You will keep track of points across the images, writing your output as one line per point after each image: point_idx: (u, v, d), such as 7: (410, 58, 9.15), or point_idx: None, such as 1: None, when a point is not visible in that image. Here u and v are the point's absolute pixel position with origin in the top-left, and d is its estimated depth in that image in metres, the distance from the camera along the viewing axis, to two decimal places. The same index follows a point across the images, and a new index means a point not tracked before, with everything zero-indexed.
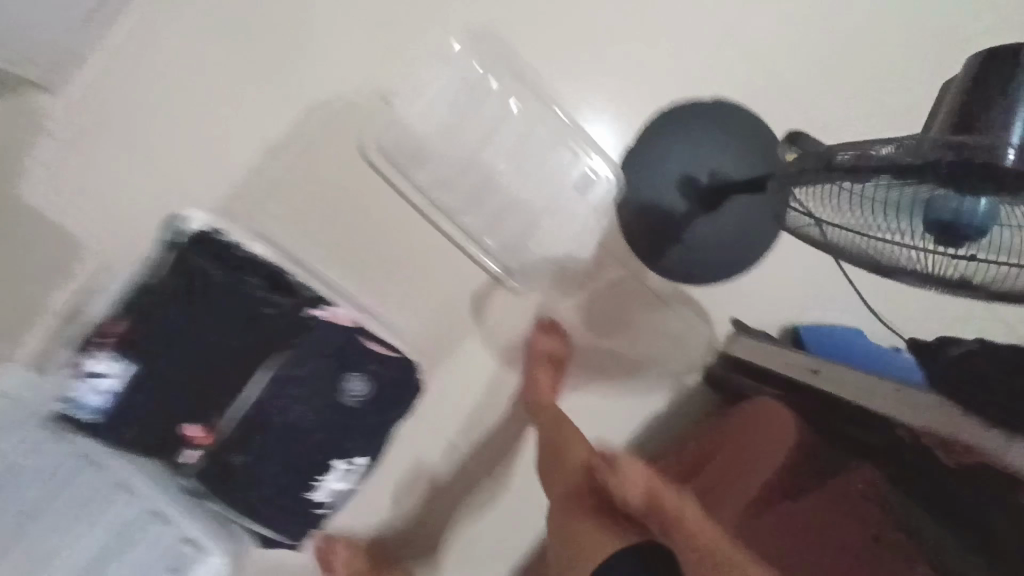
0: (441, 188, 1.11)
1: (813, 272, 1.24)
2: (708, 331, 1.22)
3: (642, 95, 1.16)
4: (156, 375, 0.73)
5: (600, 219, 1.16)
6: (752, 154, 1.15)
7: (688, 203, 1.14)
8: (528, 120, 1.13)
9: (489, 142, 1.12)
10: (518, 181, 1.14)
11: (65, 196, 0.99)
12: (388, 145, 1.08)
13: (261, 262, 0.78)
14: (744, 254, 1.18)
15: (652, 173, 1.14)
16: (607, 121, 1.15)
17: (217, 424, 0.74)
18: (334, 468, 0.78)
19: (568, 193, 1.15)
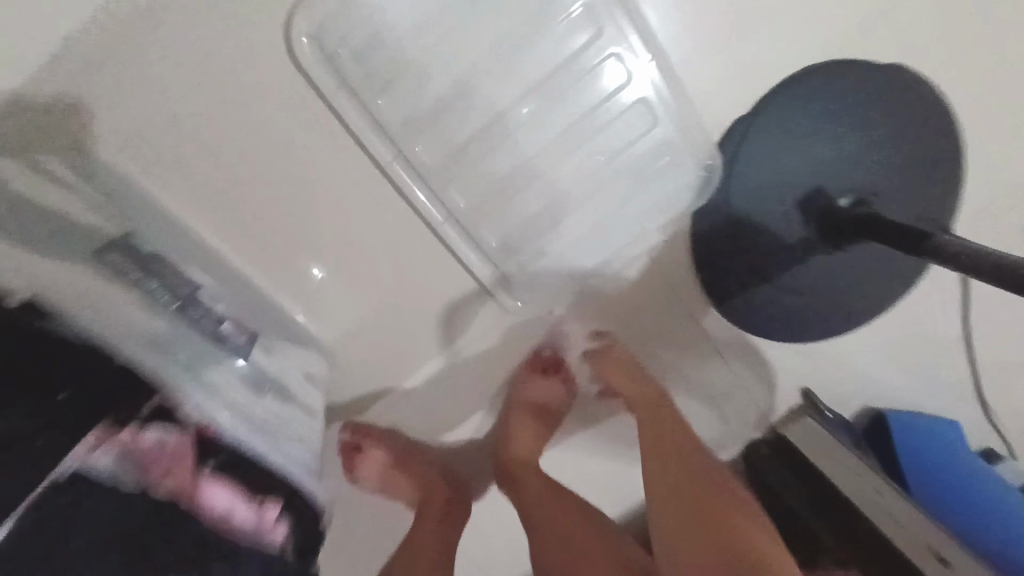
0: (412, 128, 0.65)
1: (938, 344, 0.85)
2: (765, 401, 0.86)
3: (793, 30, 0.65)
4: None
5: (663, 224, 0.72)
6: (915, 170, 0.73)
7: (800, 225, 0.74)
8: (587, 44, 0.64)
9: (512, 69, 0.64)
10: (544, 143, 0.68)
11: None
12: (323, 27, 0.60)
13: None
14: (848, 311, 0.81)
15: (757, 167, 0.73)
16: (712, 71, 0.67)
17: None
18: None
19: (624, 177, 0.70)
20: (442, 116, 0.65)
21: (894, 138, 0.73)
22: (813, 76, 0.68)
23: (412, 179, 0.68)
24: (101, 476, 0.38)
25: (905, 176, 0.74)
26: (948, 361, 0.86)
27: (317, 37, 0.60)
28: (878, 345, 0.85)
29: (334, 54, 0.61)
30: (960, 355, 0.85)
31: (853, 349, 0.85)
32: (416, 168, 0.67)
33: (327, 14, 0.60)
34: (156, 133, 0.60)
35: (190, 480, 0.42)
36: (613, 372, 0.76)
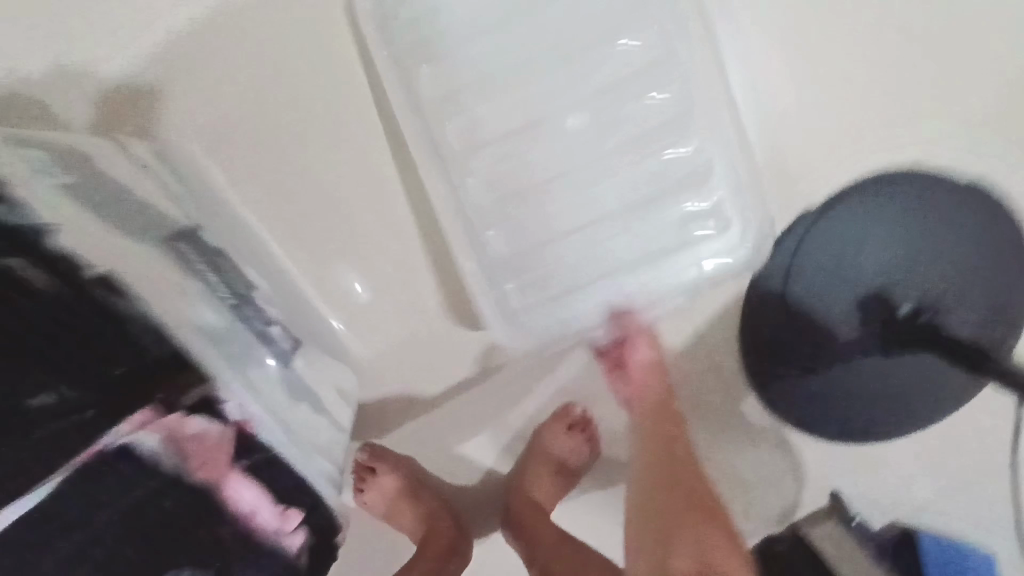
0: (480, 158, 0.67)
1: (983, 469, 0.80)
2: (790, 498, 0.82)
3: (865, 131, 0.67)
4: None
5: (694, 303, 0.73)
6: (977, 283, 0.72)
7: (858, 326, 0.74)
8: (667, 116, 0.65)
9: (588, 127, 0.67)
10: (603, 202, 0.69)
11: None
12: (409, 49, 0.64)
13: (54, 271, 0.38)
14: (890, 421, 0.79)
15: (824, 260, 0.72)
16: (789, 155, 0.67)
17: None
18: None
19: (674, 247, 0.69)
20: (509, 154, 0.67)
21: (966, 252, 0.72)
22: (879, 175, 0.69)
23: (470, 214, 0.67)
24: (145, 453, 0.40)
25: (973, 293, 0.72)
26: (991, 489, 0.81)
27: (400, 57, 0.63)
28: (921, 457, 0.80)
29: (414, 74, 0.64)
30: (1004, 480, 0.81)
31: (890, 460, 0.81)
32: (477, 201, 0.68)
33: (416, 38, 0.64)
34: (242, 136, 0.63)
35: (222, 475, 0.44)
36: (636, 377, 0.72)
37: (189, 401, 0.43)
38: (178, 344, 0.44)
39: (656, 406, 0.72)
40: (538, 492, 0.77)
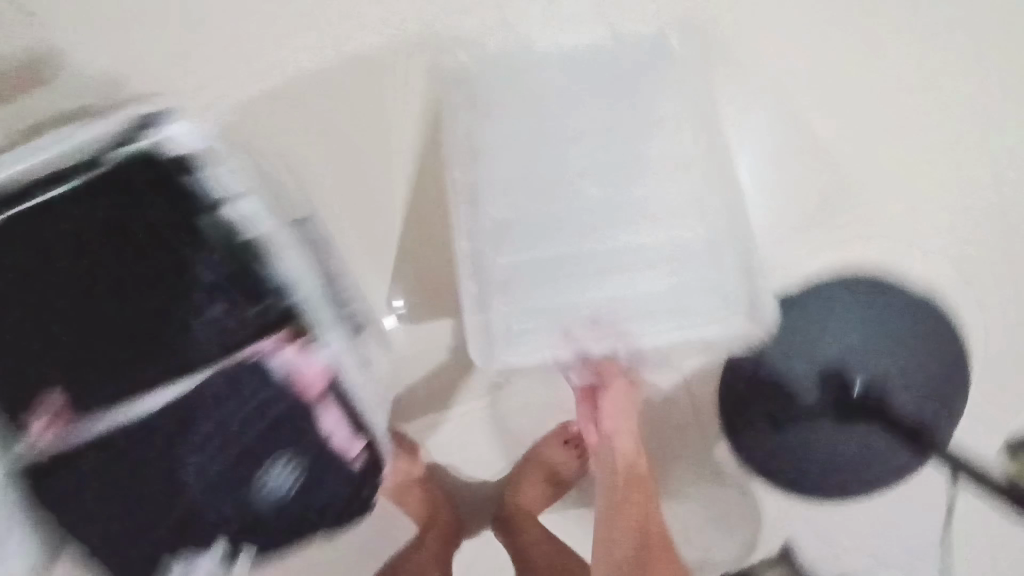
0: (513, 212, 0.75)
1: (916, 539, 0.91)
2: (747, 541, 0.93)
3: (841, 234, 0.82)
4: (46, 331, 0.52)
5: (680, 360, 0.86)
6: (925, 375, 0.85)
7: (819, 395, 0.87)
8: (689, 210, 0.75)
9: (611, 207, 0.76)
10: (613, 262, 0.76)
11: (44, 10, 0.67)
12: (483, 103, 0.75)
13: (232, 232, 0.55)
14: (841, 485, 0.90)
15: (796, 336, 0.86)
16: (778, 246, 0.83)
17: (87, 417, 0.53)
18: (210, 553, 0.58)
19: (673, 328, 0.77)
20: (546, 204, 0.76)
21: (917, 347, 0.85)
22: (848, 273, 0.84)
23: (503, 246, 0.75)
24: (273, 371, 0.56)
25: (921, 382, 0.85)
26: (922, 558, 0.92)
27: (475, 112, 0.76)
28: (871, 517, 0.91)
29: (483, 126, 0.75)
30: (934, 551, 0.92)
31: (839, 521, 0.91)
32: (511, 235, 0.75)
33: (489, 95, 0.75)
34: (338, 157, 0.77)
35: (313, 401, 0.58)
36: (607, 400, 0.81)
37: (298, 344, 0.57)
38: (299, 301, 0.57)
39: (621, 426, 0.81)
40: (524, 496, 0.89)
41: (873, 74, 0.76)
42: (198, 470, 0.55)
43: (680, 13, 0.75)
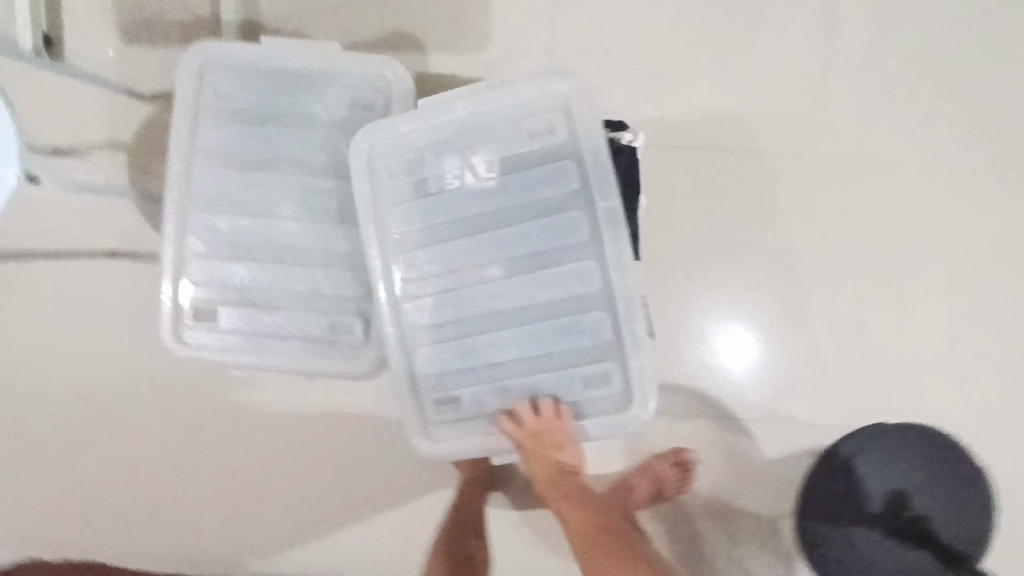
0: (715, 280, 1.12)
1: None
2: None
3: (900, 384, 1.14)
4: (430, 218, 0.76)
5: (629, 375, 0.74)
6: (967, 513, 1.10)
7: (877, 508, 1.12)
8: (597, 215, 0.72)
9: (533, 226, 0.74)
10: (528, 300, 0.75)
11: (429, 61, 1.05)
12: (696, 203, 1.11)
13: (553, 169, 0.73)
14: None
15: (877, 464, 1.11)
16: (881, 374, 1.14)
17: (440, 279, 0.77)
18: (497, 391, 0.77)
19: (571, 341, 0.75)
20: (506, 224, 0.75)
21: (965, 494, 1.10)
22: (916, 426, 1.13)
23: (693, 301, 1.13)
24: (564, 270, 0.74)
25: (966, 522, 1.10)
26: None
27: (684, 213, 1.11)
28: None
29: (689, 222, 1.11)
30: None
31: None
32: (695, 295, 1.13)
33: (700, 203, 1.11)
34: None
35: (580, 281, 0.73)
36: (520, 441, 0.75)
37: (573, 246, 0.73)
38: (582, 213, 0.72)
39: (541, 468, 0.76)
40: (625, 491, 1.10)
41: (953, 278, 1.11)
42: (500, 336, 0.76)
43: (836, 195, 1.10)
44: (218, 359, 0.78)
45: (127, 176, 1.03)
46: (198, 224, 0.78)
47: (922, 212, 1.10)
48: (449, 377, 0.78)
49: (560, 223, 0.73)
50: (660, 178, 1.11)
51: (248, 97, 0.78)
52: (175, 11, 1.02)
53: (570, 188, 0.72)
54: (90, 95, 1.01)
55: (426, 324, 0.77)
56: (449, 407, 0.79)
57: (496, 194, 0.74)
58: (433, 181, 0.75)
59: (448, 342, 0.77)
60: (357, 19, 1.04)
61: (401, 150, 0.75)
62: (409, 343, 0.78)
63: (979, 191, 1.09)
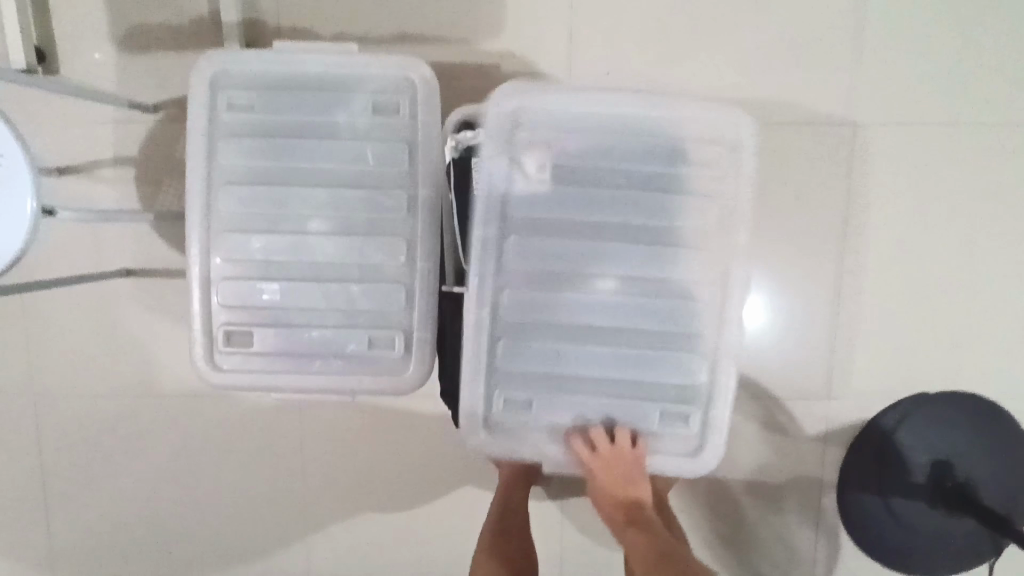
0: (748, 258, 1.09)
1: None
2: (828, 562, 1.18)
3: (939, 353, 1.12)
4: (519, 236, 0.72)
5: (709, 419, 0.75)
6: (1005, 477, 1.11)
7: (920, 478, 1.11)
8: (705, 257, 0.73)
9: (634, 250, 0.72)
10: (617, 326, 0.73)
11: (442, 50, 1.00)
12: None
13: (658, 201, 0.72)
14: (926, 550, 1.13)
15: (920, 433, 1.11)
16: (921, 344, 1.12)
17: (519, 286, 0.73)
18: (577, 409, 0.75)
19: (665, 372, 0.74)
20: (595, 254, 0.72)
21: (1004, 459, 1.11)
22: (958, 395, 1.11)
23: None
24: (661, 302, 0.73)
25: (1004, 485, 1.11)
26: None
27: None
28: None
29: None
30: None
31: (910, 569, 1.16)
32: None
33: None
34: None
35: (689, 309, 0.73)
36: (593, 469, 0.74)
37: (671, 280, 0.73)
38: (688, 250, 0.72)
39: (609, 499, 0.76)
40: None
41: (990, 242, 1.09)
42: (586, 360, 0.74)
43: (870, 164, 1.07)
44: (255, 383, 0.76)
45: (138, 193, 0.99)
46: (224, 243, 0.74)
47: (958, 176, 1.07)
48: (523, 387, 0.75)
49: (657, 251, 0.72)
50: None
51: (274, 108, 0.74)
52: (170, 13, 0.96)
53: (680, 223, 0.72)
54: (92, 110, 0.97)
55: (509, 343, 0.74)
56: (513, 415, 0.76)
57: (591, 218, 0.72)
58: (503, 177, 0.72)
59: (530, 363, 0.74)
60: (362, 9, 0.99)
61: (501, 148, 0.72)
62: (485, 357, 0.74)
63: (1016, 150, 1.06)
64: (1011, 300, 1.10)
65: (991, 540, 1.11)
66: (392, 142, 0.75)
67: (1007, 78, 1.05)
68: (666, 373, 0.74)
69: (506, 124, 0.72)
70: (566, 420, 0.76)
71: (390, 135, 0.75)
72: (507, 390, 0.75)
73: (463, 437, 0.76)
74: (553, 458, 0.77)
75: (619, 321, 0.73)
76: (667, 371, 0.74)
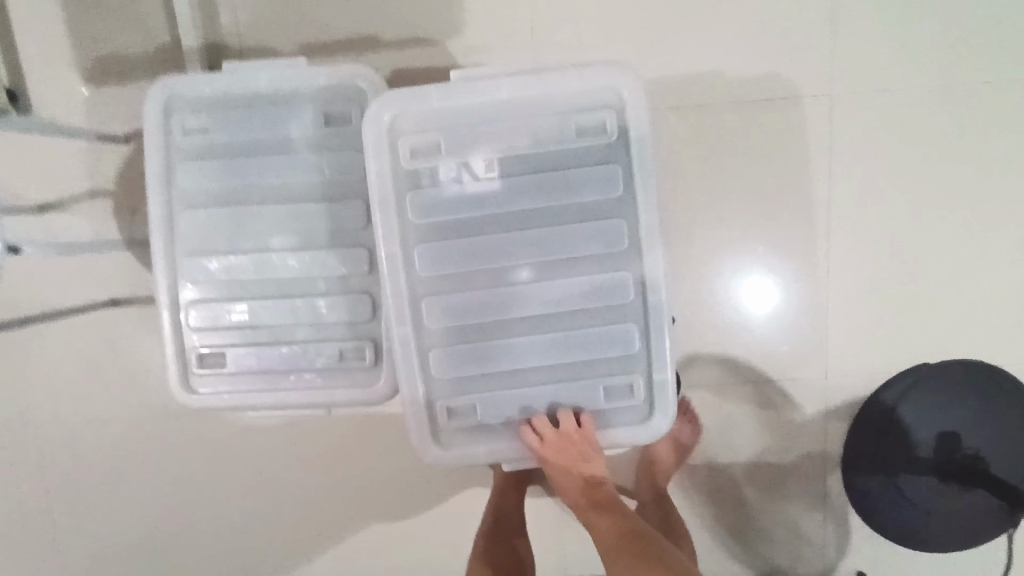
0: (730, 241, 1.07)
1: (975, 563, 1.15)
2: (839, 547, 1.16)
3: (934, 323, 1.09)
4: (453, 225, 0.71)
5: (654, 387, 0.73)
6: (1016, 449, 1.07)
7: (924, 453, 1.08)
8: (635, 224, 0.71)
9: (559, 229, 0.71)
10: (555, 306, 0.72)
11: (401, 57, 1.00)
12: (702, 164, 1.05)
13: (581, 170, 0.70)
14: (938, 530, 1.09)
15: (920, 408, 1.08)
16: (914, 315, 1.09)
17: (461, 279, 0.72)
18: (525, 399, 0.73)
19: (602, 349, 0.72)
20: (523, 232, 0.71)
21: (1013, 430, 1.07)
22: (954, 363, 1.08)
23: (712, 267, 1.08)
24: (595, 276, 0.71)
25: (1015, 457, 1.07)
26: None
27: (692, 177, 1.06)
28: (959, 566, 1.15)
29: (699, 186, 1.06)
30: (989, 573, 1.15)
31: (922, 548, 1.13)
32: (713, 260, 1.08)
33: (707, 164, 1.05)
34: None
35: (622, 277, 0.71)
36: (545, 457, 0.71)
37: (601, 251, 0.71)
38: (615, 217, 0.71)
39: (567, 481, 0.73)
40: (650, 457, 1.07)
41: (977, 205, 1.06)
42: (527, 346, 0.72)
43: (848, 137, 1.05)
44: (231, 405, 0.77)
45: (117, 224, 1.00)
46: (187, 267, 0.75)
47: (941, 139, 1.04)
48: (469, 383, 0.73)
49: (586, 224, 0.71)
50: (663, 144, 1.05)
51: (222, 129, 0.74)
52: (133, 44, 0.98)
53: (606, 190, 0.70)
54: (65, 145, 0.99)
55: (451, 338, 0.72)
56: (466, 416, 0.74)
57: (514, 196, 0.70)
58: (430, 174, 0.70)
59: (473, 355, 0.73)
60: (320, 25, 0.99)
61: (431, 141, 0.70)
62: (431, 356, 0.73)
63: (999, 107, 1.04)
64: (1003, 263, 1.07)
65: (1005, 515, 1.08)
66: (335, 151, 0.75)
67: (981, 38, 1.02)
68: (606, 348, 0.72)
69: (429, 118, 0.70)
70: (518, 414, 0.74)
71: (345, 148, 0.75)
72: (454, 387, 0.73)
73: (421, 449, 0.74)
74: (516, 458, 0.75)
75: (555, 300, 0.72)
76: (606, 346, 0.72)
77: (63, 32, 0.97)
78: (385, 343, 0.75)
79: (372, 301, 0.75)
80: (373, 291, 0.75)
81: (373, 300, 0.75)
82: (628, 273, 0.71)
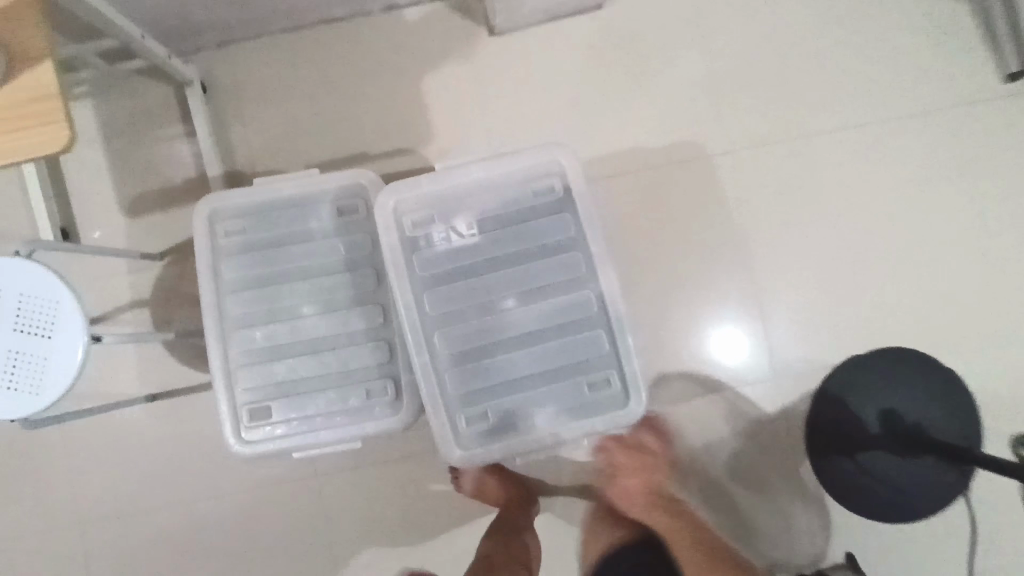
0: (675, 272, 1.29)
1: (948, 531, 1.27)
2: (824, 532, 1.28)
3: (861, 317, 1.28)
4: (450, 272, 0.90)
5: (627, 377, 0.90)
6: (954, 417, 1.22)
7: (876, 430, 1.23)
8: (589, 251, 0.90)
9: (532, 264, 0.91)
10: (538, 324, 0.90)
11: (388, 161, 1.24)
12: (641, 212, 1.28)
13: (544, 218, 0.91)
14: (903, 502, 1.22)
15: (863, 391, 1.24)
16: (841, 313, 1.29)
17: (461, 313, 0.90)
18: (526, 402, 0.90)
19: (580, 352, 0.90)
20: (505, 270, 0.91)
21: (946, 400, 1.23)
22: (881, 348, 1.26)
23: (663, 296, 1.29)
24: (566, 296, 0.90)
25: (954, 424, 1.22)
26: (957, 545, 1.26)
27: (635, 224, 1.28)
28: (937, 535, 1.27)
29: (641, 230, 1.28)
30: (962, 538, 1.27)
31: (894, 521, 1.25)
32: (664, 290, 1.29)
33: (645, 213, 1.28)
34: None
35: (586, 294, 0.90)
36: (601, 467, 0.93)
37: (567, 276, 0.91)
38: (574, 249, 0.91)
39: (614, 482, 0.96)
40: None
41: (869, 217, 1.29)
42: (521, 358, 0.90)
43: (754, 176, 1.29)
44: (278, 449, 0.91)
45: (155, 327, 1.17)
46: (235, 339, 0.92)
47: (827, 169, 1.29)
48: (479, 395, 0.90)
49: (553, 257, 0.91)
50: (607, 201, 1.28)
51: (259, 229, 0.95)
52: (165, 178, 1.19)
53: (564, 230, 0.91)
54: (111, 265, 1.18)
55: (461, 360, 0.90)
56: (480, 423, 0.90)
57: (494, 244, 0.91)
58: (428, 236, 0.91)
59: (479, 371, 0.90)
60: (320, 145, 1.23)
61: (425, 212, 0.91)
62: (444, 376, 0.89)
63: (867, 138, 1.29)
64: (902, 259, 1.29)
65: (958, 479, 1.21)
66: (349, 232, 0.95)
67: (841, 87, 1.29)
68: (584, 350, 0.90)
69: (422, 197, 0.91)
70: (521, 415, 0.90)
71: (357, 228, 0.95)
72: (467, 401, 0.90)
73: (446, 457, 0.88)
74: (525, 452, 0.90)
75: (537, 319, 0.90)
76: (584, 349, 0.90)
77: (107, 176, 1.19)
78: (403, 378, 0.92)
79: (390, 344, 0.93)
80: (390, 336, 0.93)
81: (391, 343, 0.93)
82: (591, 289, 0.90)
